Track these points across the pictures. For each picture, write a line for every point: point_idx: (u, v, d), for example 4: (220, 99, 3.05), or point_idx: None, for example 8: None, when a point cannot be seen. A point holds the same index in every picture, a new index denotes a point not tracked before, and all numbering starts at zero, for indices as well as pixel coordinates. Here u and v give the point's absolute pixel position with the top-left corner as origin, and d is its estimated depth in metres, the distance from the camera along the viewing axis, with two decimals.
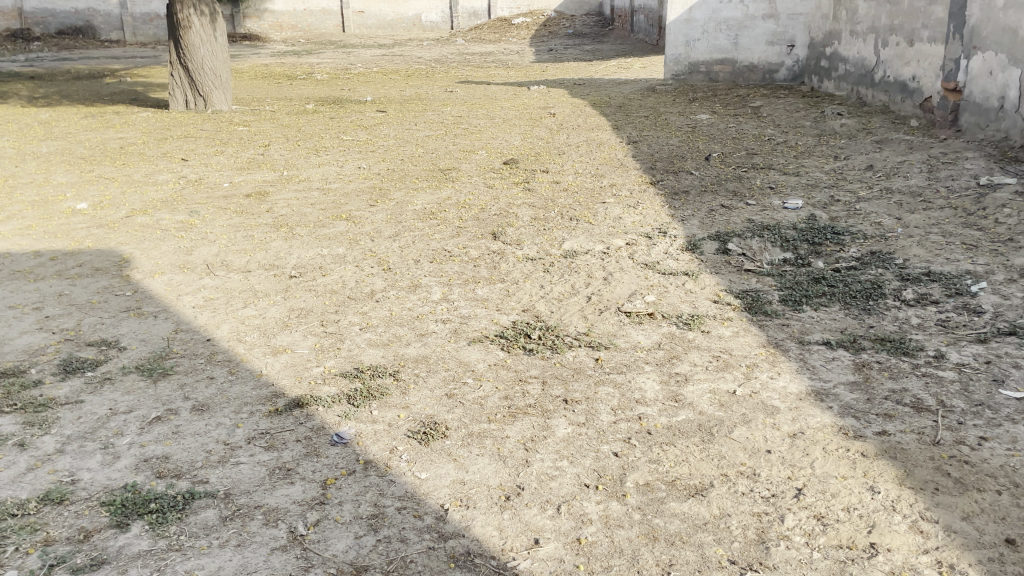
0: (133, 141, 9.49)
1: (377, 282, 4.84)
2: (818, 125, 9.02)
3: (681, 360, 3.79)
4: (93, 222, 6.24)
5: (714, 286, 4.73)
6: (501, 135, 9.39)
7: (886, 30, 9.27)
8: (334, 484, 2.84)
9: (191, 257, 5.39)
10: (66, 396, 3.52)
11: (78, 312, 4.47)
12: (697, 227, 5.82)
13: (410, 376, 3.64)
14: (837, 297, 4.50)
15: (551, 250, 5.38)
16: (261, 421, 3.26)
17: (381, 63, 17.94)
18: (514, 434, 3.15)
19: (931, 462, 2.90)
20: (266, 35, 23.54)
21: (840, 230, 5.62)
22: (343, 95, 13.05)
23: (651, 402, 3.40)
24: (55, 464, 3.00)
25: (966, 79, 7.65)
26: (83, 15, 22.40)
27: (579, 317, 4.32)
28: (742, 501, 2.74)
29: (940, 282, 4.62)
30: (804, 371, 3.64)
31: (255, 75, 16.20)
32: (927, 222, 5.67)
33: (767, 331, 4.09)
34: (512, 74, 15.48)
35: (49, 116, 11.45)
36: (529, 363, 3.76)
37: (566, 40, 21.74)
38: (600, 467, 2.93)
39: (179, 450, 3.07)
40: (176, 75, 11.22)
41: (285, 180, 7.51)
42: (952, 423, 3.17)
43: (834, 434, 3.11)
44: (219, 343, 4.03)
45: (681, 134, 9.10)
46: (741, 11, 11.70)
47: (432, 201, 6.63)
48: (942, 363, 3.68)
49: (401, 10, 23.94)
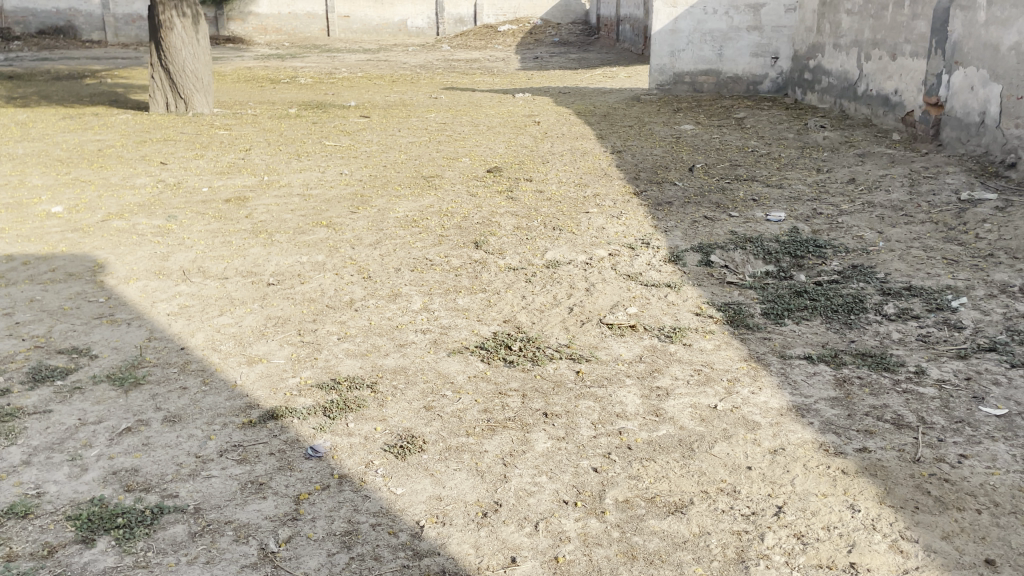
0: (112, 144, 9.38)
1: (357, 291, 4.78)
2: (801, 137, 9.06)
3: (662, 373, 3.76)
4: (68, 226, 6.14)
5: (696, 298, 4.71)
6: (485, 143, 9.35)
7: (869, 43, 9.33)
8: (309, 498, 2.78)
9: (168, 263, 5.30)
10: (35, 405, 3.43)
11: (50, 318, 4.38)
12: (680, 238, 5.80)
13: (388, 388, 3.58)
14: (818, 310, 4.49)
15: (534, 260, 5.34)
16: (234, 433, 3.19)
17: (366, 68, 17.92)
18: (492, 449, 3.11)
19: (911, 480, 2.88)
20: (251, 38, 23.42)
21: (822, 243, 5.62)
22: (327, 100, 13.00)
23: (632, 416, 3.36)
24: (21, 476, 2.92)
25: (948, 94, 7.71)
26: (65, 15, 22.21)
27: (560, 328, 4.28)
28: (722, 518, 2.70)
29: (921, 297, 4.62)
30: (786, 386, 3.61)
31: (239, 78, 16.12)
32: (908, 236, 5.69)
33: (748, 345, 4.07)
34: (498, 81, 15.50)
35: (27, 117, 11.29)
36: (509, 375, 3.72)
37: (552, 48, 21.71)
38: (580, 483, 2.89)
39: (149, 462, 2.99)
40: (156, 77, 11.11)
41: (266, 185, 7.44)
42: (933, 440, 3.15)
43: (814, 451, 3.09)
44: (193, 352, 3.96)
45: (665, 144, 9.11)
46: (725, 22, 11.76)
47: (414, 209, 6.57)
48: (923, 379, 3.67)
49: (387, 16, 23.89)
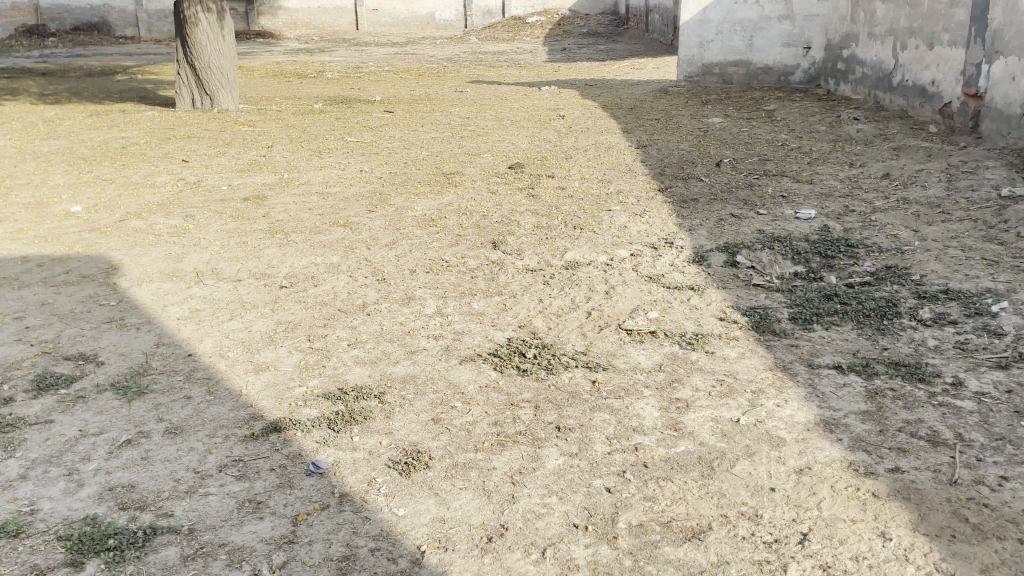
0: (136, 141, 9.37)
1: (370, 294, 4.67)
2: (834, 130, 8.78)
3: (683, 384, 3.59)
4: (86, 226, 6.10)
5: (720, 301, 4.53)
6: (508, 138, 9.19)
7: (905, 32, 9.02)
8: (307, 519, 2.66)
9: (181, 264, 5.24)
10: (37, 415, 3.37)
11: (60, 323, 4.32)
12: (705, 237, 5.62)
13: (396, 399, 3.45)
14: (849, 315, 4.28)
15: (553, 261, 5.18)
16: (235, 447, 3.09)
17: (393, 61, 17.83)
18: (501, 466, 2.97)
19: (947, 505, 2.69)
20: (281, 33, 23.50)
21: (854, 242, 5.39)
22: (352, 94, 12.92)
23: (649, 431, 3.20)
24: (15, 492, 2.84)
25: (988, 85, 7.40)
26: (99, 11, 22.40)
27: (577, 335, 4.13)
28: (741, 546, 2.54)
29: (959, 301, 4.39)
30: (814, 399, 3.43)
31: (267, 73, 16.14)
32: (946, 235, 5.44)
33: (774, 352, 3.89)
34: (524, 74, 15.32)
35: (54, 114, 11.36)
36: (522, 386, 3.57)
37: (580, 40, 21.45)
38: (592, 504, 2.74)
39: (146, 478, 2.90)
40: (182, 73, 11.10)
41: (285, 184, 7.35)
42: (972, 460, 2.95)
43: (843, 471, 2.91)
44: (200, 359, 3.87)
45: (693, 137, 8.89)
46: (756, 11, 11.47)
47: (433, 207, 6.45)
48: (960, 392, 3.46)
49: (414, 8, 23.78)
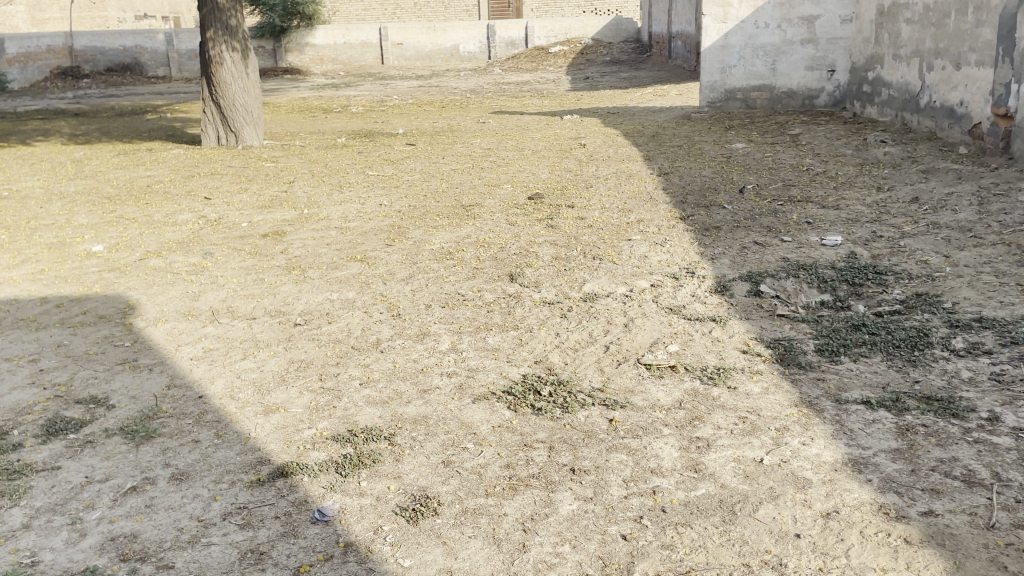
0: (160, 180, 9.47)
1: (384, 330, 4.60)
2: (860, 153, 8.62)
3: (703, 422, 3.46)
4: (106, 266, 6.13)
5: (743, 333, 4.39)
6: (528, 168, 9.14)
7: (931, 52, 8.87)
8: (309, 572, 2.57)
9: (197, 303, 5.22)
10: (44, 461, 3.33)
11: (74, 365, 4.31)
12: (727, 266, 5.49)
13: (407, 441, 3.36)
14: (878, 346, 4.12)
15: (571, 293, 5.09)
16: (240, 493, 3.01)
17: (417, 94, 17.95)
18: (513, 512, 2.86)
19: (985, 552, 2.53)
20: (308, 68, 23.88)
21: (882, 269, 5.22)
22: (376, 128, 13.00)
23: (667, 473, 3.08)
24: (17, 543, 2.78)
25: (1018, 104, 7.23)
26: (131, 52, 22.93)
27: (594, 370, 4.02)
28: None
29: (993, 330, 4.21)
30: (841, 436, 3.27)
31: (292, 109, 16.32)
32: (979, 260, 5.27)
33: (800, 387, 3.74)
34: (547, 103, 15.33)
35: (83, 154, 11.54)
36: (536, 426, 3.46)
37: (603, 68, 21.52)
38: (606, 553, 2.62)
39: (150, 527, 2.83)
40: (208, 111, 11.23)
41: (305, 219, 7.34)
42: (1009, 502, 2.78)
43: (872, 514, 2.75)
44: (210, 401, 3.81)
45: (715, 164, 8.77)
46: (778, 36, 11.39)
47: (450, 240, 6.39)
48: (997, 427, 3.28)
49: (439, 41, 23.99)
